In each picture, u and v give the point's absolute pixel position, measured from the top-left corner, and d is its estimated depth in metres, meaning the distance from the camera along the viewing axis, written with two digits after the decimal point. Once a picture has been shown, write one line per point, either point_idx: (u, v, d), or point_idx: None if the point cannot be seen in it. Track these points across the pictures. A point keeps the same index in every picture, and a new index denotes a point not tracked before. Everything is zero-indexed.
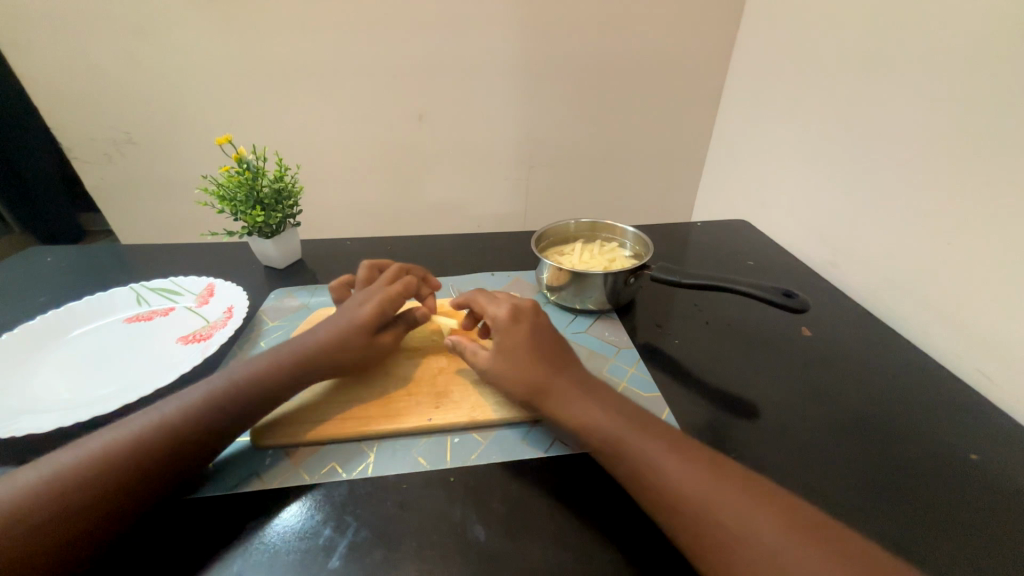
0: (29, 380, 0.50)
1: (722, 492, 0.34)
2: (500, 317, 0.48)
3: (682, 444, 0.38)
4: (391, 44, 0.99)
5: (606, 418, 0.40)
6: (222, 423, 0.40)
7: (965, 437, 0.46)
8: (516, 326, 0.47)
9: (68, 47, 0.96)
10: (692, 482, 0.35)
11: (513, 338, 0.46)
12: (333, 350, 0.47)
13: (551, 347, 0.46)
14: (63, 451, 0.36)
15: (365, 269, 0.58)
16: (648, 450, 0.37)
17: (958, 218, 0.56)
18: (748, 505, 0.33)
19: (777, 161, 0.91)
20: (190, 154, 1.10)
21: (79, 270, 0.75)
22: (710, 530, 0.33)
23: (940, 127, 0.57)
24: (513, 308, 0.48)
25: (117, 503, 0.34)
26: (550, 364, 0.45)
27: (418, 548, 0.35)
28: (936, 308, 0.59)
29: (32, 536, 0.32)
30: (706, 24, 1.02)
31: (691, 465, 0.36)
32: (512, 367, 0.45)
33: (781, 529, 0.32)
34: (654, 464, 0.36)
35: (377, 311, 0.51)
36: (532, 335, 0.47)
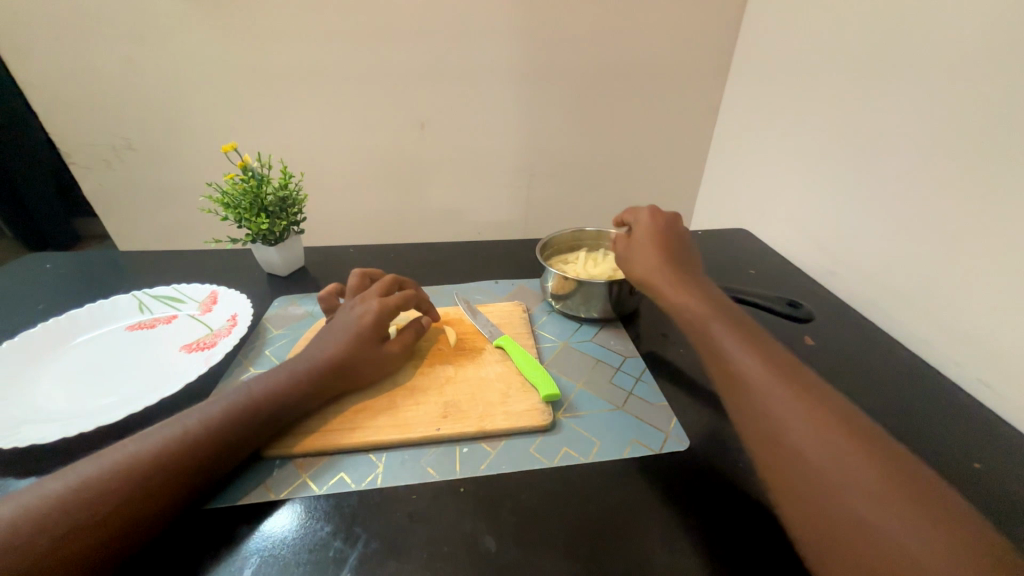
0: (29, 389, 0.49)
1: (808, 416, 0.35)
2: (646, 215, 0.58)
3: (790, 369, 0.39)
4: (394, 53, 1.00)
5: (703, 313, 0.46)
6: (241, 436, 0.41)
7: (968, 445, 0.47)
8: (654, 221, 0.57)
9: (70, 53, 0.96)
10: (782, 401, 0.37)
11: (653, 228, 0.57)
12: (338, 364, 0.47)
13: (676, 251, 0.55)
14: (87, 463, 0.36)
15: (355, 278, 0.57)
16: (747, 363, 0.40)
17: (955, 228, 0.57)
18: (829, 435, 0.34)
19: (776, 171, 0.92)
20: (192, 161, 1.10)
21: (77, 278, 0.75)
22: (779, 443, 0.35)
23: (935, 138, 0.59)
24: (655, 210, 0.59)
25: (147, 512, 0.34)
26: (670, 260, 0.53)
27: (430, 559, 0.35)
28: (935, 317, 0.60)
29: (56, 548, 0.31)
30: (704, 36, 1.04)
31: (788, 388, 0.37)
32: (642, 248, 0.55)
33: (849, 449, 0.33)
34: (735, 356, 0.41)
35: (374, 325, 0.51)
36: (664, 237, 0.56)
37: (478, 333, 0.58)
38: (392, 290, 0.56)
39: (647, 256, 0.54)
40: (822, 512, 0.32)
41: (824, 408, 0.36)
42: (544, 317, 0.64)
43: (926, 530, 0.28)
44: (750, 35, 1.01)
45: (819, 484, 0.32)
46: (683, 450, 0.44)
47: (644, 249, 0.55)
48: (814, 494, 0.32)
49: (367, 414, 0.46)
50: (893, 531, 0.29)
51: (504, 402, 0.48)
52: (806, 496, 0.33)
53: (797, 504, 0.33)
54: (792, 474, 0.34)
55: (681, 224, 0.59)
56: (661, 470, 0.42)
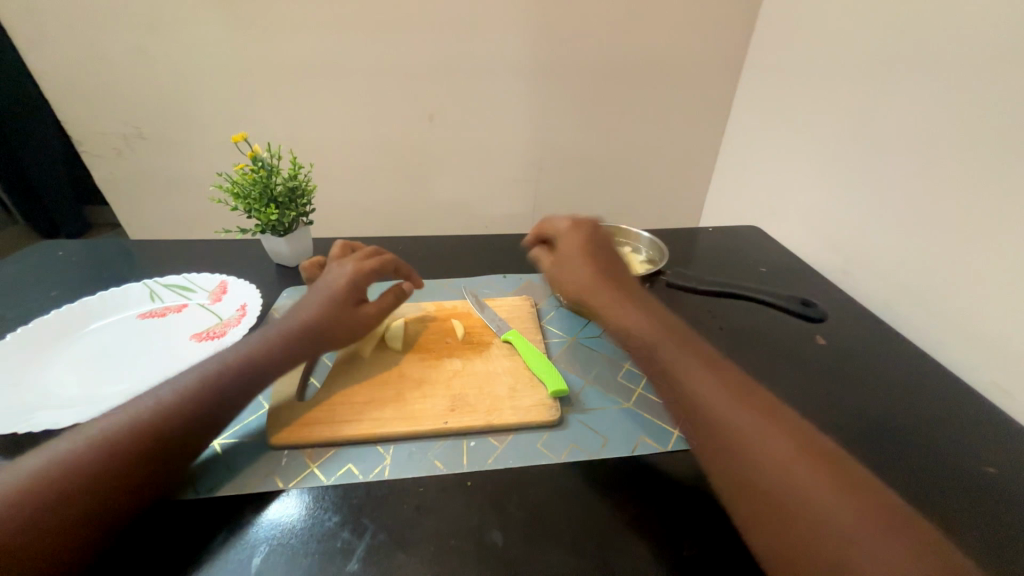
0: (43, 374, 0.50)
1: (767, 434, 0.35)
2: (567, 225, 0.57)
3: (739, 384, 0.40)
4: (403, 44, 0.99)
5: (650, 331, 0.44)
6: (215, 401, 0.41)
7: (981, 449, 0.46)
8: (577, 231, 0.55)
9: (81, 41, 0.96)
10: (741, 418, 0.37)
11: (577, 237, 0.55)
12: (313, 322, 0.50)
13: (603, 260, 0.53)
14: (61, 441, 0.36)
15: (339, 247, 0.60)
16: (701, 382, 0.39)
17: (975, 229, 0.55)
18: (791, 450, 0.34)
19: (789, 167, 0.90)
20: (202, 151, 1.11)
21: (90, 265, 0.75)
22: (745, 464, 0.35)
23: (957, 136, 0.57)
24: (574, 220, 0.57)
25: (131, 482, 0.35)
26: (601, 272, 0.51)
27: (437, 552, 0.35)
28: (950, 319, 0.59)
29: (37, 523, 0.32)
30: (719, 28, 1.02)
31: (743, 406, 0.37)
32: (570, 262, 0.53)
33: (816, 472, 0.33)
34: (692, 379, 0.40)
35: (348, 288, 0.54)
36: (589, 247, 0.54)
37: (486, 327, 0.58)
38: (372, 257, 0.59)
39: (577, 270, 0.52)
40: (797, 533, 0.31)
41: (783, 426, 0.36)
42: (552, 312, 0.63)
43: (892, 538, 0.29)
44: (766, 28, 0.99)
45: (788, 504, 0.32)
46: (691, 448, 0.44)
47: (572, 263, 0.53)
48: (786, 515, 0.32)
49: (376, 406, 0.46)
50: (866, 544, 0.29)
51: (512, 396, 0.48)
52: (778, 518, 0.32)
53: (769, 527, 0.32)
54: (762, 497, 0.33)
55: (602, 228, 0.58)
56: (669, 468, 0.42)
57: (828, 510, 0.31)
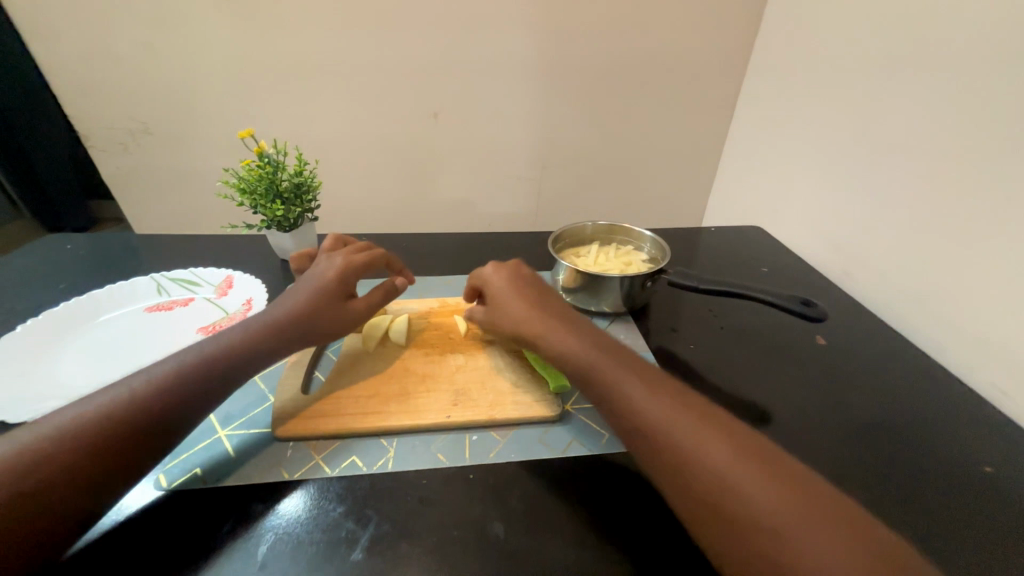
0: (52, 365, 0.51)
1: (711, 444, 0.35)
2: (491, 269, 0.56)
3: (679, 396, 0.39)
4: (408, 41, 0.99)
5: (588, 356, 0.44)
6: (216, 378, 0.42)
7: (979, 449, 0.47)
8: (501, 274, 0.54)
9: (89, 37, 0.96)
10: (685, 431, 0.36)
11: (506, 277, 0.54)
12: (302, 315, 0.49)
13: (536, 296, 0.51)
14: (61, 412, 0.36)
15: (330, 240, 0.59)
16: (642, 399, 0.39)
17: (976, 231, 0.56)
18: (733, 459, 0.34)
19: (792, 168, 0.91)
20: (208, 147, 1.11)
21: (97, 259, 0.76)
22: (692, 478, 0.34)
23: (961, 139, 0.57)
24: (498, 264, 0.56)
25: (132, 455, 0.36)
26: (535, 308, 0.50)
27: (438, 543, 0.36)
28: (949, 320, 0.59)
29: (27, 501, 0.32)
30: (724, 28, 1.02)
31: (685, 419, 0.37)
32: (506, 302, 0.51)
33: (756, 475, 0.33)
34: (632, 395, 0.39)
35: (337, 281, 0.52)
36: (518, 287, 0.52)
37: None
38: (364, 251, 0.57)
39: (515, 310, 0.50)
40: (748, 541, 0.31)
41: (724, 430, 0.36)
42: None
43: (835, 536, 0.30)
44: (770, 29, 0.99)
45: (737, 515, 0.32)
46: None
47: (507, 304, 0.51)
48: (737, 526, 0.32)
49: (379, 400, 0.47)
50: (812, 544, 0.30)
51: (514, 392, 0.48)
52: (729, 529, 0.32)
53: (723, 540, 0.32)
54: (712, 512, 0.33)
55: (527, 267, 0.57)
56: None
57: (769, 513, 0.31)
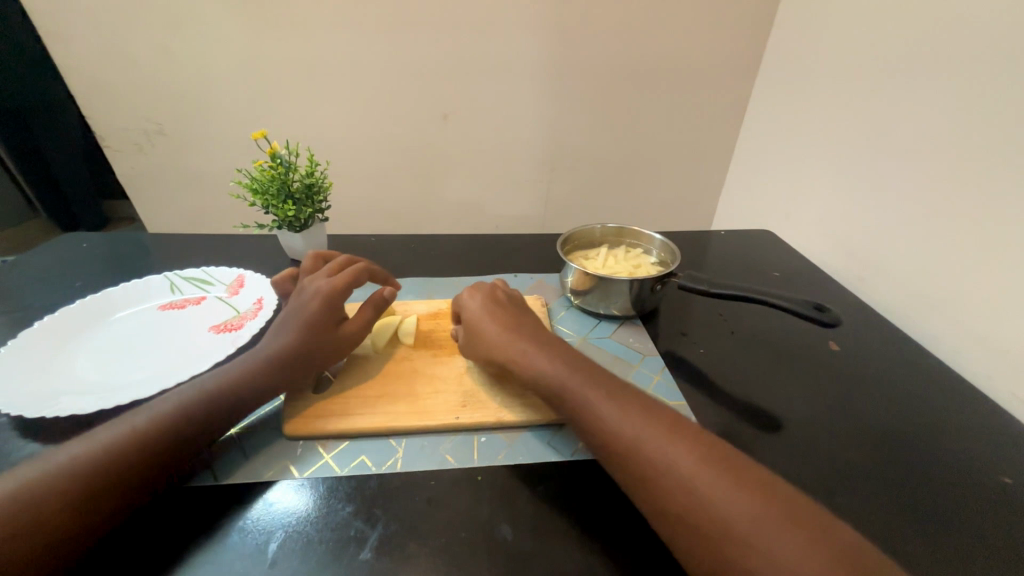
0: (68, 362, 0.51)
1: (677, 454, 0.35)
2: (467, 291, 0.55)
3: (645, 407, 0.39)
4: (420, 43, 1.00)
5: (557, 371, 0.44)
6: (228, 405, 0.42)
7: (997, 459, 0.46)
8: (472, 298, 0.54)
9: (109, 39, 0.98)
10: (652, 441, 0.36)
11: (478, 299, 0.53)
12: (298, 346, 0.47)
13: (508, 317, 0.51)
14: (76, 443, 0.37)
15: (310, 259, 0.58)
16: (609, 411, 0.39)
17: (996, 236, 0.54)
18: (696, 465, 0.34)
19: (804, 172, 0.90)
20: (221, 148, 1.13)
21: (113, 258, 0.77)
22: (661, 489, 0.34)
23: (980, 142, 0.56)
24: (471, 288, 0.56)
25: (146, 476, 0.36)
26: (508, 330, 0.49)
27: (446, 544, 0.36)
28: (965, 326, 0.58)
29: (28, 536, 0.31)
30: (736, 31, 1.02)
31: (651, 430, 0.37)
32: (481, 325, 0.50)
33: (718, 479, 0.33)
34: (598, 407, 0.40)
35: (324, 305, 0.50)
36: (490, 311, 0.51)
37: None
38: (344, 269, 0.56)
39: (490, 335, 0.49)
40: (717, 549, 0.31)
41: (689, 437, 0.37)
42: (562, 312, 0.64)
43: (797, 535, 0.30)
44: (783, 32, 0.98)
45: (705, 523, 0.32)
46: None
47: (481, 327, 0.50)
48: (706, 534, 0.32)
49: (388, 400, 0.47)
50: (780, 549, 0.30)
51: (522, 394, 0.48)
52: (699, 538, 0.32)
53: (694, 549, 0.32)
54: (681, 521, 0.33)
55: (499, 288, 0.56)
56: None
57: (732, 517, 0.32)
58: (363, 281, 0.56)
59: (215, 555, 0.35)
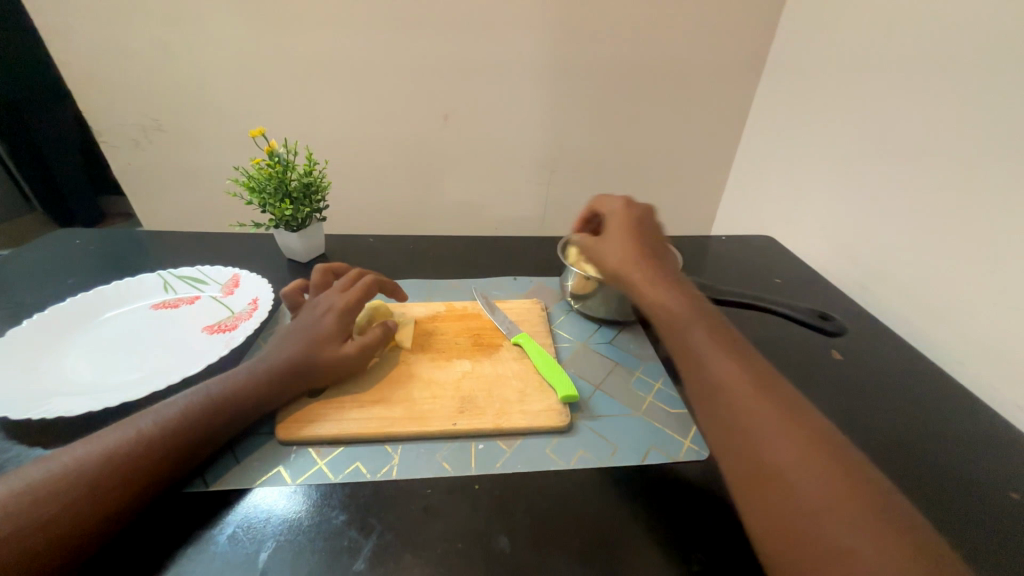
0: (57, 362, 0.50)
1: (790, 435, 0.34)
2: (615, 205, 0.56)
3: (767, 381, 0.39)
4: (421, 44, 0.99)
5: (682, 306, 0.45)
6: (231, 412, 0.42)
7: (1006, 474, 0.45)
8: (624, 214, 0.55)
9: (106, 33, 0.97)
10: (753, 408, 0.36)
11: (624, 216, 0.54)
12: (302, 358, 0.47)
13: (648, 244, 0.52)
14: (81, 444, 0.36)
15: (318, 274, 0.56)
16: (728, 371, 0.39)
17: (998, 246, 0.54)
18: (791, 441, 0.34)
19: (807, 178, 0.89)
20: (219, 145, 1.12)
21: (103, 256, 0.76)
22: (753, 456, 0.35)
23: (984, 153, 0.56)
24: (627, 203, 0.56)
25: (145, 482, 0.35)
26: (643, 254, 0.50)
27: (443, 555, 0.35)
28: (973, 337, 0.57)
29: (19, 541, 0.31)
30: (739, 35, 1.01)
31: (768, 407, 0.36)
32: (614, 242, 0.52)
33: (810, 461, 0.33)
34: (707, 354, 0.41)
35: (338, 322, 0.50)
36: (633, 230, 0.53)
37: (496, 329, 0.58)
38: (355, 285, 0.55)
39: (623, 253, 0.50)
40: (780, 514, 0.32)
41: (792, 415, 0.36)
42: (562, 316, 0.63)
43: (877, 534, 0.29)
44: (787, 37, 0.98)
45: (789, 499, 0.32)
46: (702, 459, 0.43)
47: (615, 243, 0.52)
48: (774, 497, 0.33)
49: (384, 405, 0.46)
50: (850, 535, 0.29)
51: (521, 402, 0.47)
52: (766, 501, 0.33)
53: (756, 511, 0.33)
54: (763, 489, 0.33)
55: (654, 216, 0.57)
56: (679, 478, 0.41)
57: (811, 498, 0.31)
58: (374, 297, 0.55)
59: (208, 562, 0.34)
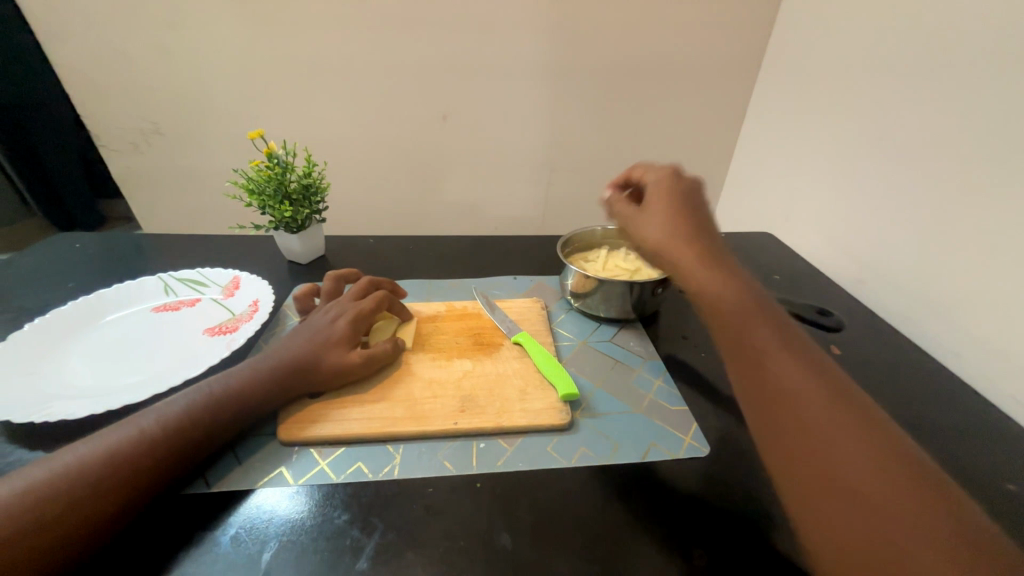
0: (58, 365, 0.50)
1: (865, 449, 0.31)
2: (659, 174, 0.52)
3: (819, 367, 0.36)
4: (418, 45, 1.00)
5: (730, 288, 0.41)
6: (234, 412, 0.42)
7: (1005, 467, 0.45)
8: (669, 183, 0.50)
9: (104, 38, 0.97)
10: (803, 395, 0.34)
11: (668, 183, 0.50)
12: (310, 360, 0.47)
13: (693, 217, 0.48)
14: (85, 443, 0.37)
15: (330, 282, 0.57)
16: (787, 367, 0.36)
17: (996, 240, 0.54)
18: (843, 431, 0.32)
19: (804, 174, 0.89)
20: (217, 148, 1.12)
21: (103, 259, 0.76)
22: (802, 444, 0.33)
23: (982, 148, 0.56)
24: (671, 172, 0.52)
25: (148, 481, 0.36)
26: (688, 229, 0.46)
27: (445, 554, 0.35)
28: (971, 332, 0.57)
29: (22, 540, 0.31)
30: (737, 32, 1.01)
31: (824, 399, 0.34)
32: (655, 214, 0.49)
33: (864, 452, 0.31)
34: (757, 338, 0.38)
35: (349, 330, 0.50)
36: (676, 202, 0.49)
37: (496, 329, 0.58)
38: (368, 293, 0.56)
39: (664, 227, 0.47)
40: (830, 505, 0.30)
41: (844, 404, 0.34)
42: (562, 315, 0.63)
43: (936, 532, 0.27)
44: (784, 34, 0.98)
45: (850, 499, 0.30)
46: (703, 456, 0.43)
47: (657, 213, 0.48)
48: (822, 486, 0.31)
49: (385, 405, 0.46)
50: (905, 531, 0.28)
51: (522, 400, 0.47)
52: (817, 493, 0.31)
53: (805, 501, 0.31)
54: (835, 507, 0.30)
55: (701, 188, 0.52)
56: (681, 476, 0.41)
57: (866, 492, 0.30)
58: (384, 308, 0.55)
59: (212, 562, 0.34)
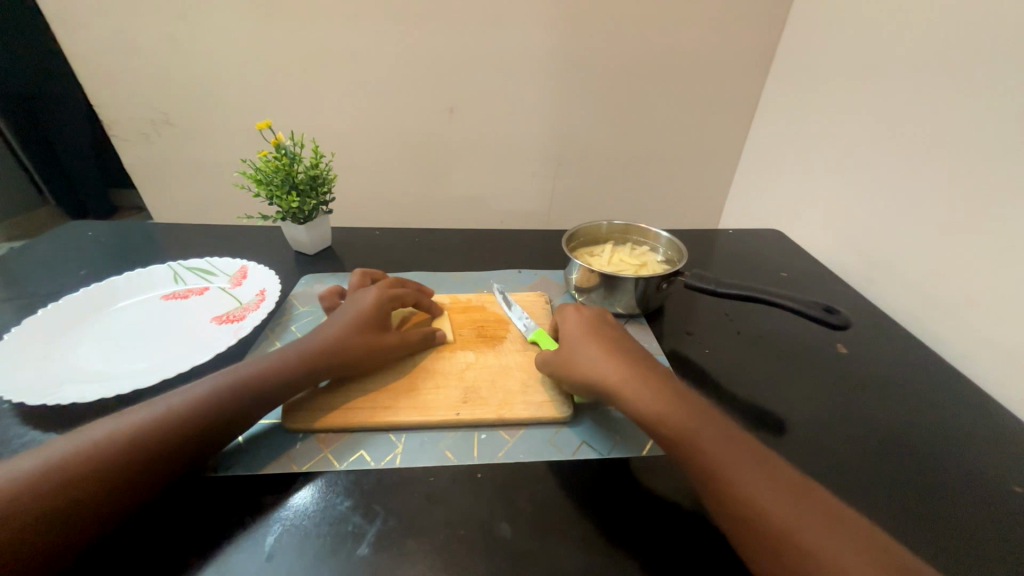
0: (69, 350, 0.51)
1: (831, 534, 0.31)
2: (567, 314, 0.52)
3: (757, 453, 0.36)
4: (425, 37, 0.99)
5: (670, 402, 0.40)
6: (256, 400, 0.42)
7: (1008, 466, 0.44)
8: (580, 317, 0.51)
9: (115, 28, 0.98)
10: (761, 493, 0.33)
11: (577, 320, 0.51)
12: (336, 347, 0.47)
13: (613, 341, 0.48)
14: (110, 421, 0.37)
15: (357, 276, 0.58)
16: (736, 467, 0.35)
17: (1007, 240, 0.53)
18: (807, 520, 0.32)
19: (814, 171, 0.88)
20: (226, 138, 1.13)
21: (114, 248, 0.77)
22: (783, 546, 0.31)
23: (995, 147, 0.54)
24: (575, 309, 0.53)
25: (166, 465, 0.36)
26: (610, 353, 0.46)
27: (445, 542, 0.36)
28: (979, 333, 0.56)
29: (40, 515, 0.31)
30: (749, 25, 0.99)
31: (777, 488, 0.34)
32: (580, 347, 0.47)
33: (832, 536, 0.31)
34: (705, 442, 0.37)
35: (374, 320, 0.51)
36: (593, 333, 0.49)
37: (500, 321, 0.58)
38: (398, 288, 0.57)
39: (594, 362, 0.45)
40: None
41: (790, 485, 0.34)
42: None
43: None
44: (796, 27, 0.96)
45: None
46: None
47: (581, 349, 0.47)
48: None
49: (389, 395, 0.47)
50: None
51: (525, 392, 0.48)
52: None
53: None
54: None
55: (609, 314, 0.54)
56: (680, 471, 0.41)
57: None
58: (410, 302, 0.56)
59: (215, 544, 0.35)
